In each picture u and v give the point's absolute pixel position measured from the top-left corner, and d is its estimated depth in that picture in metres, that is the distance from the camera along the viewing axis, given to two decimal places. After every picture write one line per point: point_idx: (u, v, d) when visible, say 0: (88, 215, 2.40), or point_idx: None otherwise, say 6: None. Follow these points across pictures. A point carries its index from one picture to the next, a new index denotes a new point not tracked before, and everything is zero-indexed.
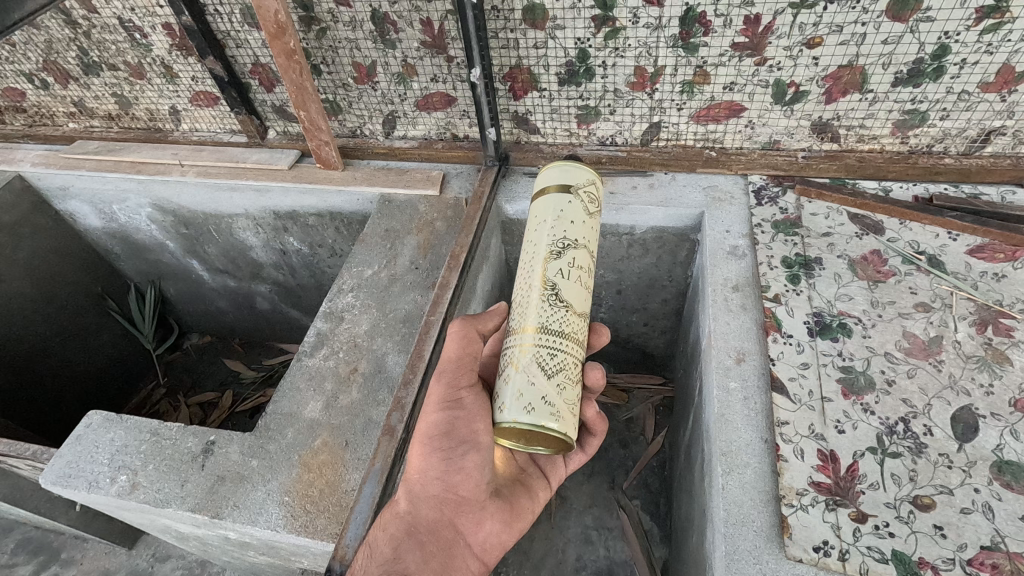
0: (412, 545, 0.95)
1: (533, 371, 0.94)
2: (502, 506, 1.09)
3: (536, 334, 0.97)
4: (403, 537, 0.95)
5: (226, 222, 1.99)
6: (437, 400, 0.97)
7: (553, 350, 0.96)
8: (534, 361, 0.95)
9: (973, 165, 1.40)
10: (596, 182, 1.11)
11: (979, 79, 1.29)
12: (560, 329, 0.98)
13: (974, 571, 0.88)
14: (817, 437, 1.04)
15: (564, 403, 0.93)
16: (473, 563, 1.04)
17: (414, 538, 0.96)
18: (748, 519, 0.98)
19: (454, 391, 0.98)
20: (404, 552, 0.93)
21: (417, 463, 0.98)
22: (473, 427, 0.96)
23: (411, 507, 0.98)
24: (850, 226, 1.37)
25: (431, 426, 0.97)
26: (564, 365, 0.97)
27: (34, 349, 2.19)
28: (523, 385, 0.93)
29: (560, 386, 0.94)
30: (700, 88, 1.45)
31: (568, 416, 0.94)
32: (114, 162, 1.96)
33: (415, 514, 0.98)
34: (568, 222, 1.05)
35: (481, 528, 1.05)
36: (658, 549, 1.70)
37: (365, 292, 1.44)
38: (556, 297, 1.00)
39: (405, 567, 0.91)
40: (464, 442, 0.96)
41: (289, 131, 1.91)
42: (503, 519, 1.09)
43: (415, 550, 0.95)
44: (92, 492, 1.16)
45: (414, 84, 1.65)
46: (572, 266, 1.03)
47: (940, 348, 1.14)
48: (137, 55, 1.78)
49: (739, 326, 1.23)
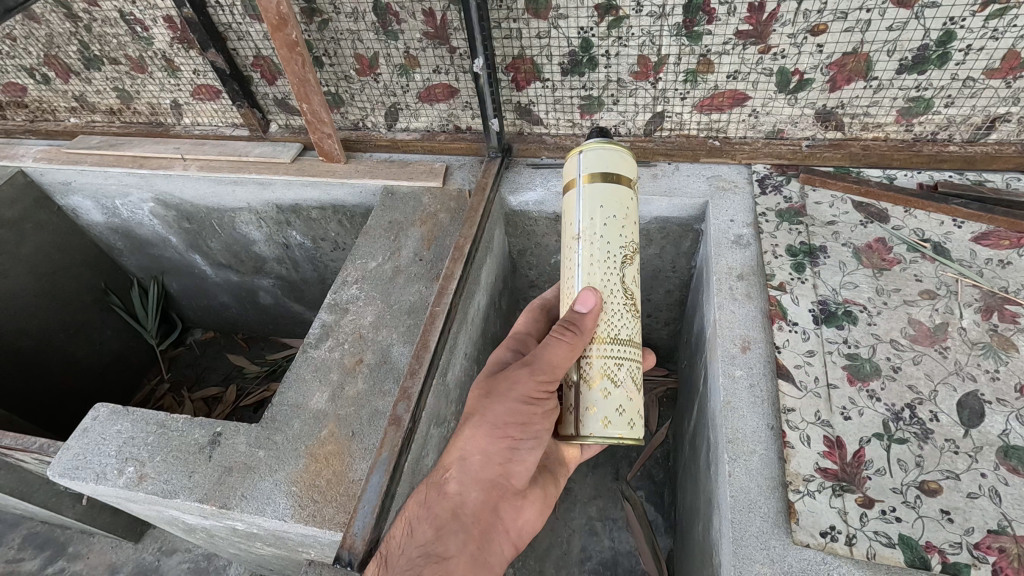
0: (454, 530, 0.92)
1: (616, 386, 1.00)
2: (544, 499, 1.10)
3: (612, 347, 1.00)
4: (447, 519, 0.93)
5: (228, 215, 1.98)
6: (521, 393, 0.97)
7: (626, 362, 1.01)
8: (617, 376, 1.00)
9: (977, 153, 1.40)
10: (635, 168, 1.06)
11: (985, 66, 1.29)
12: (631, 338, 1.02)
13: (981, 555, 0.88)
14: (823, 424, 1.05)
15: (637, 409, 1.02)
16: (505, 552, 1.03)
17: (458, 523, 0.93)
18: (755, 505, 0.98)
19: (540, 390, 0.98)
20: (447, 535, 0.91)
21: (483, 445, 0.97)
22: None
23: (462, 490, 0.96)
24: (854, 215, 1.37)
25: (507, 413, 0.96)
26: (634, 374, 1.03)
27: (38, 344, 2.19)
28: (609, 402, 0.99)
29: (633, 395, 1.01)
30: (704, 77, 1.45)
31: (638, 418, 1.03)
32: (116, 157, 1.96)
33: (465, 497, 0.95)
34: (622, 220, 1.03)
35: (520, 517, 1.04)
36: (663, 538, 1.71)
37: (369, 284, 1.44)
38: (625, 303, 1.01)
39: (444, 549, 0.89)
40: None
41: (291, 125, 1.91)
42: (542, 511, 1.10)
43: (460, 533, 0.92)
44: (99, 484, 1.16)
45: (417, 76, 1.64)
46: (631, 267, 1.04)
47: (945, 335, 1.14)
48: (138, 49, 1.78)
49: (745, 315, 1.23)
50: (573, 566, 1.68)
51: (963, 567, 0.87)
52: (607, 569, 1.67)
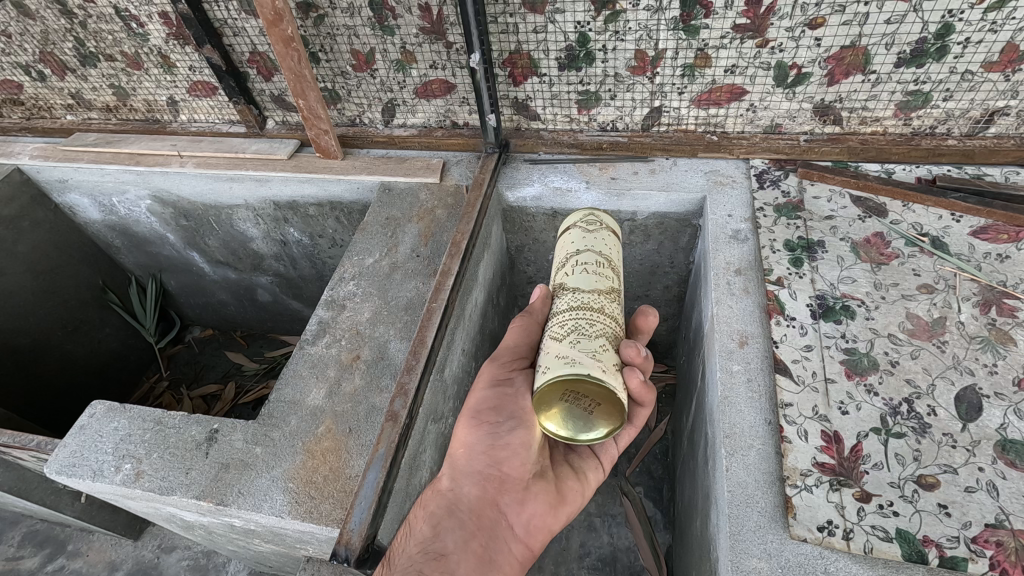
0: (452, 526, 0.97)
1: (550, 342, 1.00)
2: (548, 489, 1.08)
3: (559, 318, 1.04)
4: (442, 515, 0.99)
5: (226, 212, 1.98)
6: (488, 380, 1.08)
7: (573, 321, 1.00)
8: (553, 336, 1.01)
9: (975, 147, 1.40)
10: (594, 211, 1.21)
11: (984, 58, 1.28)
12: (570, 306, 1.04)
13: (978, 549, 0.88)
14: (821, 419, 1.04)
15: (587, 351, 0.94)
16: (515, 548, 1.04)
17: (455, 518, 0.99)
18: (752, 500, 0.98)
19: (505, 372, 1.09)
20: (444, 532, 0.96)
21: (464, 438, 1.07)
22: (519, 402, 1.05)
23: (455, 484, 1.04)
24: (852, 209, 1.37)
25: (479, 402, 1.07)
26: (584, 326, 0.99)
27: (37, 342, 2.19)
28: (543, 356, 0.99)
29: (577, 341, 0.96)
30: (702, 71, 1.44)
31: (595, 360, 0.92)
32: (112, 154, 1.95)
33: (459, 491, 1.03)
34: (570, 241, 1.16)
35: (524, 509, 1.06)
36: (662, 534, 1.71)
37: (366, 280, 1.44)
38: (564, 288, 1.09)
39: (443, 545, 0.94)
40: (511, 417, 1.05)
41: (288, 121, 1.90)
42: (549, 501, 1.07)
43: (456, 530, 0.97)
44: (97, 481, 1.16)
45: (414, 71, 1.64)
46: (577, 264, 1.11)
47: (943, 329, 1.14)
48: (133, 44, 1.77)
49: (743, 310, 1.23)
50: (572, 562, 1.68)
51: (960, 561, 0.87)
52: (606, 565, 1.67)
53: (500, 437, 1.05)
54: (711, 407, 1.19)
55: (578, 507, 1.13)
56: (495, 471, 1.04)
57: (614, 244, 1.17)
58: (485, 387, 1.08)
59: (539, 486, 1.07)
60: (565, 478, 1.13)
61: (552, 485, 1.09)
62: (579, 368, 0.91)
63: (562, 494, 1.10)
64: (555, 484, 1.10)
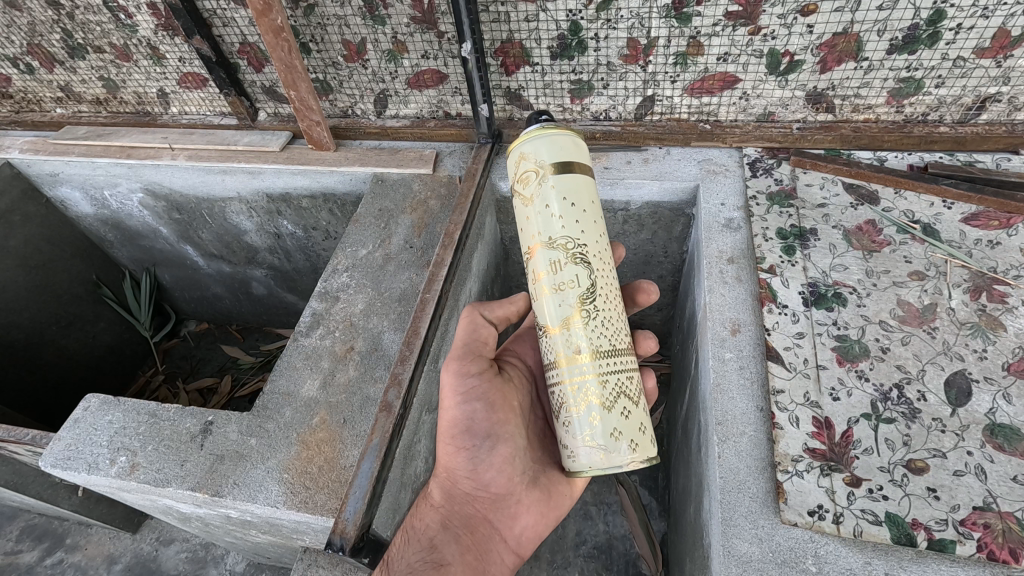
0: (449, 539, 0.99)
1: (613, 401, 0.94)
2: (539, 498, 1.13)
3: (596, 361, 0.94)
4: (438, 528, 1.00)
5: (219, 205, 1.97)
6: (456, 397, 1.04)
7: (612, 387, 0.95)
8: (603, 390, 0.94)
9: (967, 134, 1.40)
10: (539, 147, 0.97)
11: (975, 45, 1.28)
12: (612, 346, 0.96)
13: (966, 531, 0.89)
14: (812, 405, 1.05)
15: (636, 428, 0.94)
16: (508, 557, 1.10)
17: (451, 532, 1.00)
18: (744, 485, 0.99)
19: (469, 383, 1.05)
20: (441, 544, 0.98)
21: (445, 460, 1.07)
22: (491, 418, 1.06)
23: (445, 502, 1.05)
24: (845, 197, 1.37)
25: (451, 423, 1.05)
26: (624, 391, 0.96)
27: (31, 337, 2.19)
28: (613, 421, 0.93)
29: (626, 410, 0.94)
30: (694, 59, 1.44)
31: (644, 439, 0.95)
32: (104, 147, 1.93)
33: (450, 507, 1.04)
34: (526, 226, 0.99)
35: (516, 521, 1.11)
36: (657, 522, 1.73)
37: (360, 272, 1.43)
38: (591, 314, 0.95)
39: (442, 556, 0.96)
40: (485, 438, 1.06)
41: (279, 113, 1.89)
42: (539, 510, 1.13)
43: (453, 543, 0.99)
44: (91, 473, 1.16)
45: (405, 62, 1.63)
46: (557, 267, 0.96)
47: (934, 315, 1.15)
48: (122, 36, 1.75)
49: (735, 299, 1.23)
50: (568, 550, 1.69)
51: (949, 543, 0.88)
52: (601, 552, 1.68)
53: (480, 458, 1.06)
54: (703, 395, 1.19)
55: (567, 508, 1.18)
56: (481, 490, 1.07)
57: (564, 191, 0.95)
58: (453, 402, 1.04)
59: (530, 497, 1.12)
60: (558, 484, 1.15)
61: (544, 494, 1.14)
62: (631, 457, 0.93)
63: (553, 498, 1.15)
64: (546, 491, 1.14)
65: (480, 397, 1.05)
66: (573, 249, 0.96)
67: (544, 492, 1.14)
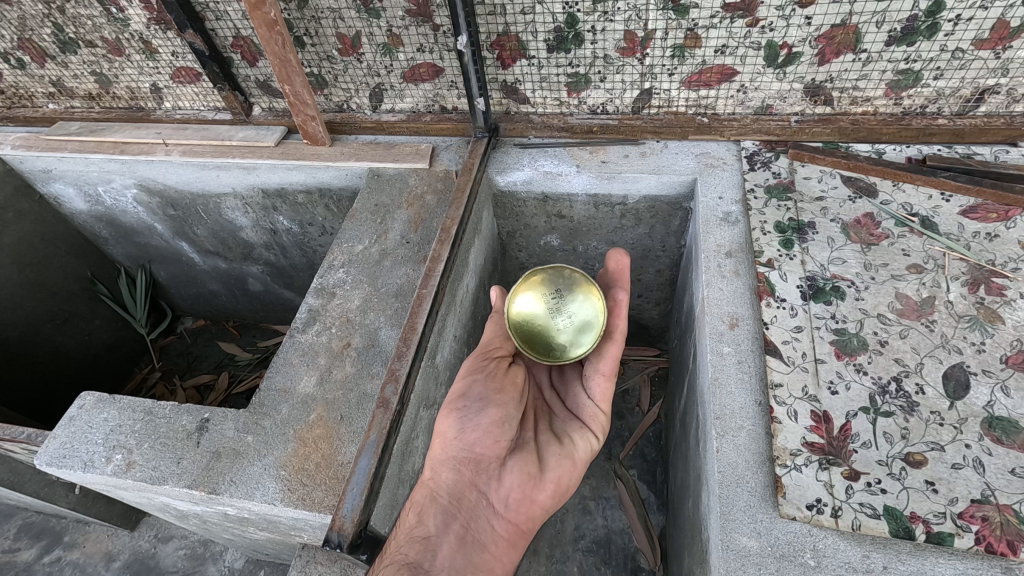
0: (435, 511, 0.98)
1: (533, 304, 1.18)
2: (530, 464, 1.09)
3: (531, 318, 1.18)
4: (423, 502, 1.00)
5: (213, 200, 1.95)
6: (465, 371, 1.15)
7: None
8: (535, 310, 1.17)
9: (966, 126, 1.39)
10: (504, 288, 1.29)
11: (974, 36, 1.27)
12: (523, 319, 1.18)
13: (965, 524, 0.89)
14: (811, 399, 1.05)
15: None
16: (502, 526, 1.05)
17: (438, 504, 1.00)
18: (743, 479, 0.99)
19: (479, 363, 1.15)
20: (427, 517, 0.98)
21: (438, 430, 1.08)
22: (488, 387, 1.10)
23: (433, 474, 1.03)
24: (843, 189, 1.36)
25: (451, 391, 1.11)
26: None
27: (26, 335, 2.18)
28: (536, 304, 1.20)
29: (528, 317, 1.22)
30: (692, 52, 1.42)
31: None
32: (97, 143, 1.91)
33: (436, 479, 1.02)
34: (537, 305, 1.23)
35: (506, 488, 1.06)
36: (655, 516, 1.73)
37: (356, 267, 1.43)
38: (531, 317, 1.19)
39: (427, 529, 0.96)
40: (478, 400, 1.08)
41: (274, 107, 1.87)
42: (531, 476, 1.08)
43: (438, 513, 0.98)
44: (87, 472, 1.15)
45: (400, 55, 1.61)
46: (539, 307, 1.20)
47: (932, 308, 1.15)
48: (114, 30, 1.73)
49: (733, 292, 1.23)
50: (567, 545, 1.70)
51: (947, 536, 0.88)
52: (600, 547, 1.69)
53: (469, 418, 1.06)
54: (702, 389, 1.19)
55: (564, 478, 1.12)
56: (468, 456, 1.04)
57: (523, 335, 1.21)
58: (462, 375, 1.13)
59: (516, 458, 1.08)
60: (549, 449, 1.13)
61: (532, 455, 1.10)
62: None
63: (543, 461, 1.11)
64: (535, 453, 1.10)
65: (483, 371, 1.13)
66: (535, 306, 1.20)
67: (533, 456, 1.10)
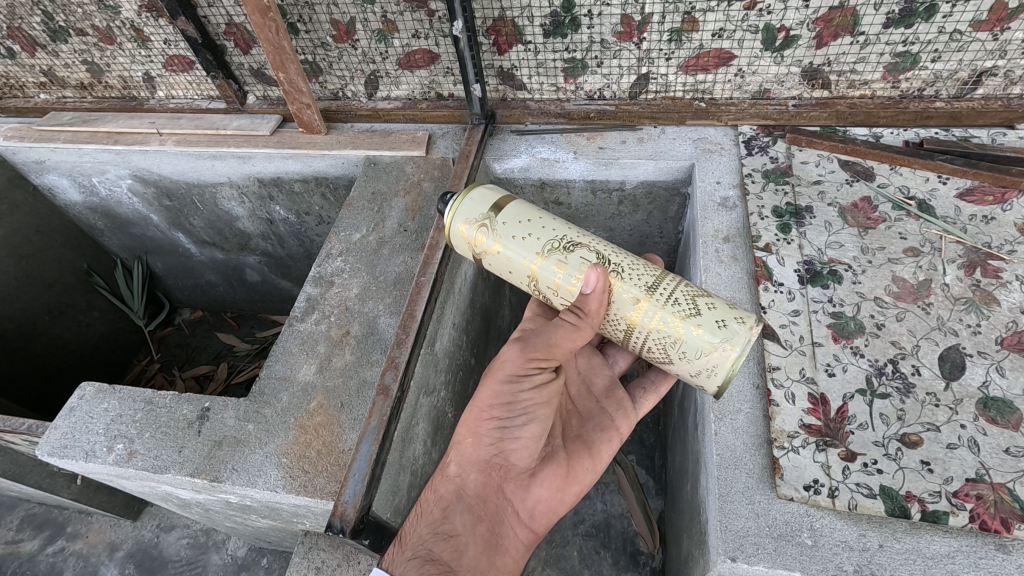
0: (460, 510, 0.99)
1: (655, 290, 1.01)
2: (556, 472, 1.08)
3: (652, 299, 1.00)
4: (450, 500, 1.00)
5: (209, 190, 1.94)
6: (505, 373, 1.00)
7: (671, 305, 0.99)
8: (675, 313, 0.99)
9: (963, 109, 1.39)
10: (469, 224, 1.10)
11: (972, 17, 1.27)
12: (649, 277, 1.03)
13: (959, 502, 0.90)
14: (808, 381, 1.06)
15: (724, 310, 0.98)
16: (521, 532, 1.06)
17: (463, 503, 1.00)
18: (741, 461, 0.99)
19: (523, 366, 1.01)
20: (453, 515, 0.99)
21: (470, 428, 1.03)
22: (535, 398, 1.02)
23: (461, 472, 1.02)
24: (840, 173, 1.37)
25: (490, 394, 1.01)
26: (689, 296, 1.00)
27: (24, 327, 2.18)
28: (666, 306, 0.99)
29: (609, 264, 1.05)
30: (689, 36, 1.42)
31: (730, 320, 0.97)
32: (90, 133, 1.90)
33: (466, 479, 1.01)
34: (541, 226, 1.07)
35: (531, 496, 1.06)
36: (654, 500, 1.75)
37: (354, 256, 1.42)
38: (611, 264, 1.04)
39: (452, 527, 0.98)
40: (521, 414, 1.02)
41: (268, 96, 1.86)
42: (556, 485, 1.08)
43: (464, 514, 0.99)
44: (89, 461, 1.15)
45: (395, 42, 1.60)
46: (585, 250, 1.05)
47: (928, 291, 1.15)
48: (105, 18, 1.71)
49: (731, 277, 1.23)
50: (567, 529, 1.72)
51: (942, 514, 0.89)
52: (600, 531, 1.71)
53: (509, 432, 1.02)
54: None
55: (588, 483, 1.13)
56: (498, 460, 1.02)
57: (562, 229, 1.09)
58: (502, 376, 1.01)
59: (546, 470, 1.08)
60: (575, 453, 1.13)
61: (561, 468, 1.09)
62: (746, 334, 0.96)
63: (571, 474, 1.10)
64: (564, 462, 1.10)
65: (530, 380, 1.01)
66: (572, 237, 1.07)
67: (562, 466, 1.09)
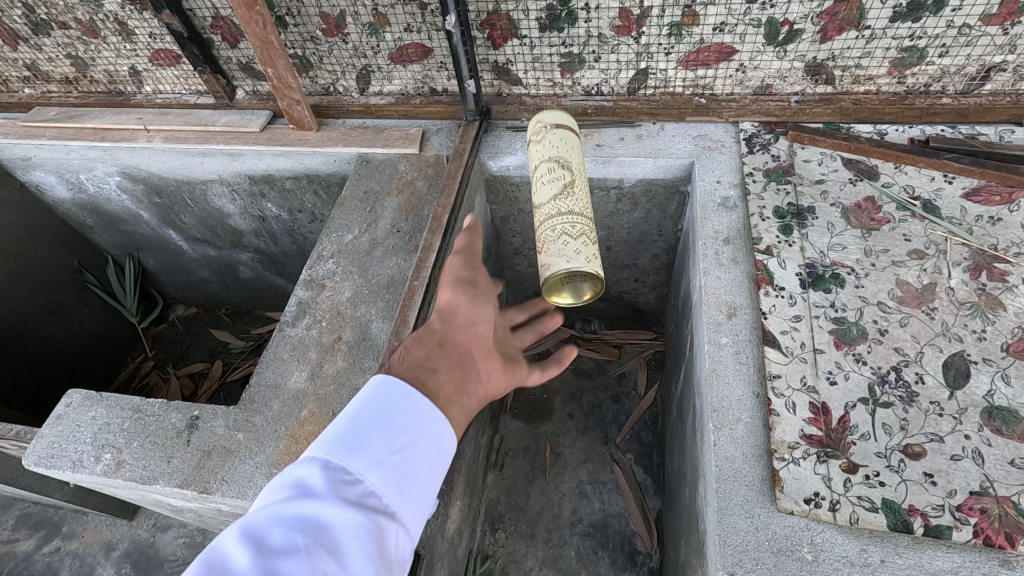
0: (421, 363, 0.84)
1: (569, 223, 1.12)
2: (500, 361, 0.93)
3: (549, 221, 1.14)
4: (417, 356, 0.84)
5: (199, 187, 1.90)
6: (455, 265, 0.96)
7: (564, 219, 1.13)
8: (562, 230, 1.12)
9: (970, 105, 1.35)
10: (539, 117, 1.27)
11: (982, 11, 1.22)
12: (576, 216, 1.14)
13: (963, 517, 0.88)
14: (809, 390, 1.03)
15: (591, 247, 1.12)
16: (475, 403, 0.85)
17: (426, 357, 0.84)
18: (740, 473, 0.97)
19: (470, 256, 0.99)
20: (418, 362, 0.84)
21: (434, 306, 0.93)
22: (475, 277, 0.95)
23: (415, 340, 0.89)
24: (844, 172, 1.33)
25: (446, 280, 0.94)
26: (578, 228, 1.12)
27: (15, 326, 2.15)
28: (562, 218, 1.13)
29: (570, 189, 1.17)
30: (689, 30, 1.37)
31: (580, 257, 1.09)
32: (76, 130, 1.85)
33: (425, 339, 0.88)
34: (563, 147, 1.20)
35: (482, 369, 0.88)
36: (652, 500, 1.74)
37: (346, 258, 1.39)
38: (563, 190, 1.16)
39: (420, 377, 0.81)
40: (475, 291, 0.93)
41: (258, 91, 1.81)
42: (503, 370, 0.92)
43: (426, 366, 0.82)
44: (77, 472, 1.13)
45: (387, 35, 1.55)
46: (560, 173, 1.18)
47: (933, 296, 1.12)
48: (87, 11, 1.66)
49: (731, 281, 1.20)
50: (564, 529, 1.71)
51: (945, 529, 0.88)
52: (597, 531, 1.70)
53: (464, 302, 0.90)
54: (699, 380, 1.17)
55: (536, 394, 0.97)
56: (455, 326, 0.89)
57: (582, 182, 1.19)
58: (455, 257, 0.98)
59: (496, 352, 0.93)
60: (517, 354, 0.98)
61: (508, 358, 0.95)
62: (584, 264, 1.08)
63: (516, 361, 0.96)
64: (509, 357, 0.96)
65: (474, 270, 0.97)
66: (567, 163, 1.19)
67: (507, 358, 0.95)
